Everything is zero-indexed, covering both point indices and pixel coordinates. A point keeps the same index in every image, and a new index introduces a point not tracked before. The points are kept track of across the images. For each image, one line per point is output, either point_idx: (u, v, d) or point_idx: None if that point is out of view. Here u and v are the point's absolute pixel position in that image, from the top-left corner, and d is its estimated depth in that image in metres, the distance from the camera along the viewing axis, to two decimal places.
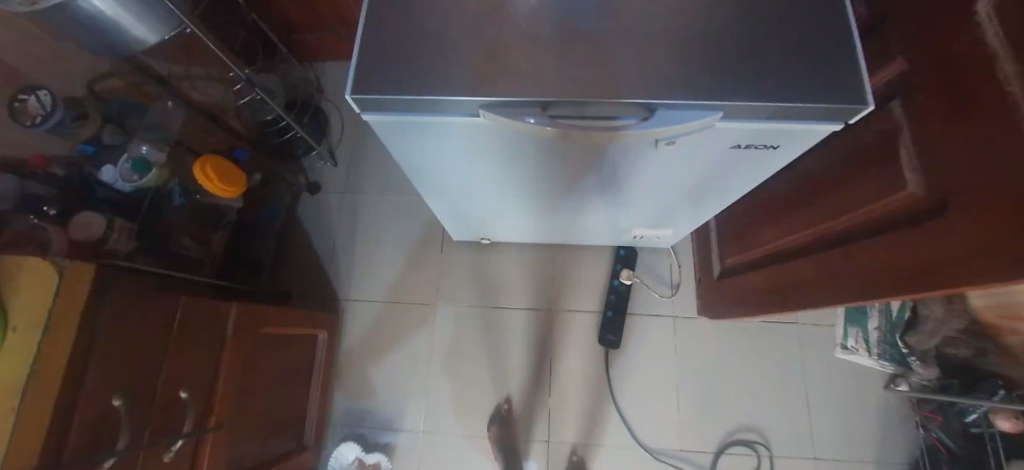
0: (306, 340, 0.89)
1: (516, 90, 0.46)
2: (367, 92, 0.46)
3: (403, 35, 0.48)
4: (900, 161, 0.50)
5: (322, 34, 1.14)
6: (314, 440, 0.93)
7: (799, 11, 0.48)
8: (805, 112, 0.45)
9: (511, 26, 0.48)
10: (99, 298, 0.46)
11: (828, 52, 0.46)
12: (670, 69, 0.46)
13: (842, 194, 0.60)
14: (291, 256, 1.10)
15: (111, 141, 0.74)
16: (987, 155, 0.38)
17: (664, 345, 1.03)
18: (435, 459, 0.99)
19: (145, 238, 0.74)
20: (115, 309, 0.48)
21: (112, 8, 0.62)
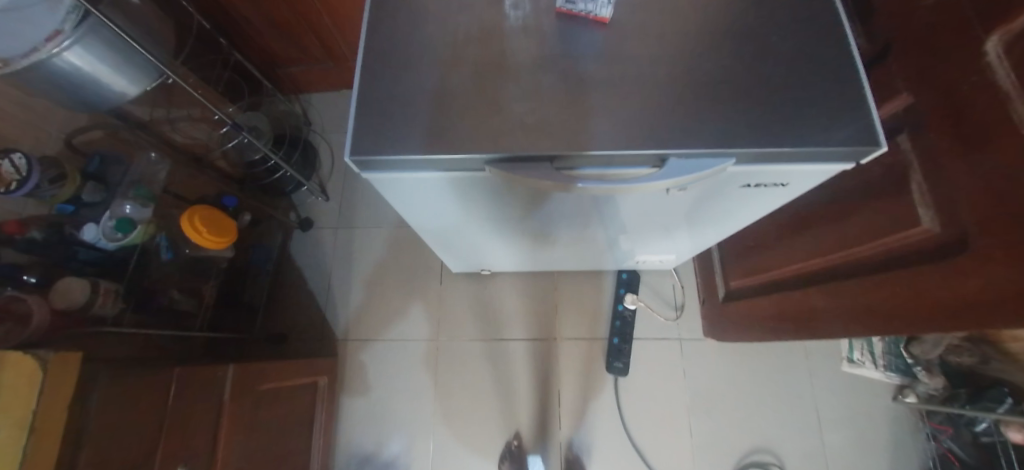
0: (306, 388, 0.85)
1: (522, 146, 0.44)
2: (366, 154, 0.44)
3: (401, 91, 0.47)
4: (910, 195, 0.50)
5: (309, 66, 1.12)
6: None
7: (803, 51, 0.48)
8: (817, 157, 0.45)
9: (512, 78, 0.47)
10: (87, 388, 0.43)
11: (837, 94, 0.45)
12: (679, 117, 0.45)
13: (848, 226, 0.59)
14: (285, 298, 1.06)
15: (93, 198, 0.69)
16: (999, 200, 0.38)
17: (671, 369, 1.02)
18: None
19: (133, 300, 0.70)
20: (104, 392, 0.46)
21: (89, 64, 0.59)
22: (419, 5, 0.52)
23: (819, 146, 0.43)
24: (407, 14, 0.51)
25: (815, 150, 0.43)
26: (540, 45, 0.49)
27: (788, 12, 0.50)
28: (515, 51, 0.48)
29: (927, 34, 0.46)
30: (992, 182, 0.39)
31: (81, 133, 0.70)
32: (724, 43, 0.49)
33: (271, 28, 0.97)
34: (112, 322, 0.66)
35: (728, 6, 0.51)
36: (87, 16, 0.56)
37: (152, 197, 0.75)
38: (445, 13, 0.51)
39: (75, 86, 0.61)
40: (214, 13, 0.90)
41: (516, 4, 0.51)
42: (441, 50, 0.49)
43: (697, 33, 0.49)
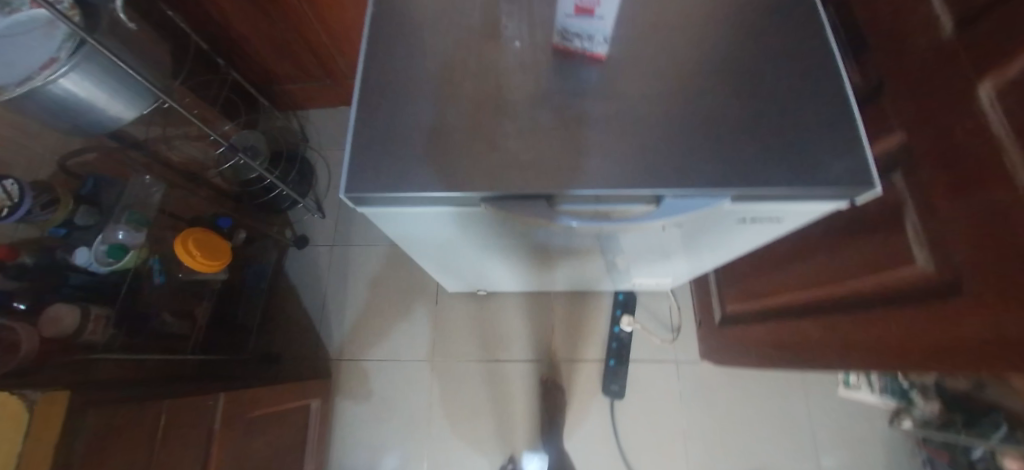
0: (298, 411, 0.84)
1: (518, 184, 0.44)
2: (362, 191, 0.44)
3: (397, 127, 0.47)
4: (905, 234, 0.50)
5: (307, 84, 1.12)
6: None
7: (797, 90, 0.48)
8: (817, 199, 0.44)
9: (508, 115, 0.47)
10: (75, 428, 0.42)
11: (833, 136, 0.46)
12: (675, 157, 0.45)
13: (844, 260, 0.59)
14: (280, 317, 1.05)
15: (85, 222, 0.68)
16: (995, 245, 0.38)
17: (667, 392, 1.01)
18: None
19: (124, 325, 0.69)
20: (94, 429, 0.44)
21: (86, 89, 0.59)
22: (416, 39, 0.52)
23: (814, 188, 0.43)
24: (405, 49, 0.51)
25: (810, 190, 0.43)
26: (537, 81, 0.49)
27: (781, 51, 0.51)
28: (512, 87, 0.48)
29: (917, 75, 0.47)
30: (986, 227, 0.39)
31: (75, 157, 0.70)
32: (718, 82, 0.49)
33: (269, 47, 0.97)
34: (103, 348, 0.65)
35: (723, 44, 0.51)
36: (82, 44, 0.57)
37: (147, 222, 0.74)
38: (442, 48, 0.51)
39: (70, 111, 0.61)
40: (212, 32, 0.90)
41: (512, 40, 0.51)
42: (438, 85, 0.49)
43: (691, 71, 0.50)
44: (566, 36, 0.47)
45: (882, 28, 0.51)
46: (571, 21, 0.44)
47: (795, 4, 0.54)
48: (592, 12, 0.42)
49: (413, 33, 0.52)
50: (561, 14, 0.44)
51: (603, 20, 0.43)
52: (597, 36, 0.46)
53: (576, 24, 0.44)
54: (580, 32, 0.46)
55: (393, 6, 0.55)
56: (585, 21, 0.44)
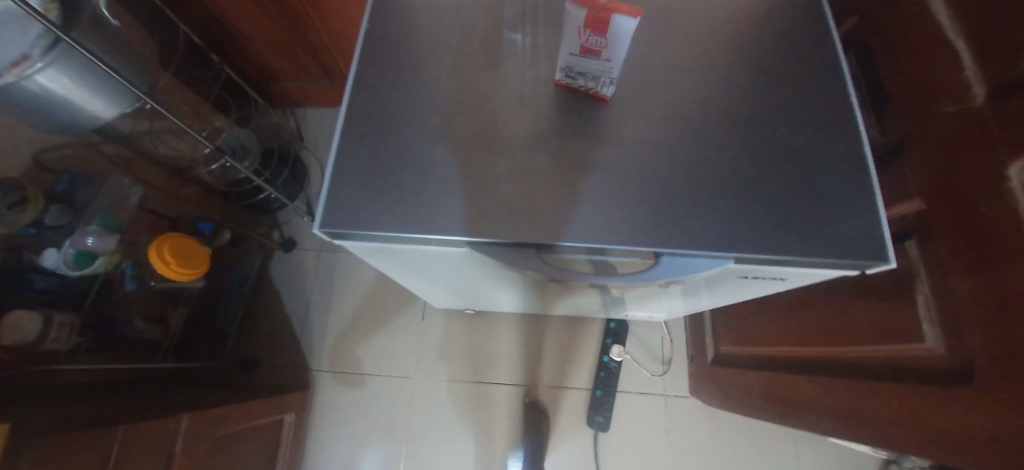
0: (270, 426, 0.81)
1: (506, 231, 0.41)
2: (338, 227, 0.40)
3: (382, 159, 0.43)
4: (915, 307, 0.47)
5: (306, 83, 1.09)
6: None
7: (809, 149, 0.46)
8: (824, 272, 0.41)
9: (502, 153, 0.44)
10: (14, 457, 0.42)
11: (845, 202, 0.43)
12: (675, 213, 0.42)
13: (851, 321, 0.56)
14: (260, 321, 1.02)
15: (57, 222, 0.64)
16: (1011, 341, 0.35)
17: (653, 427, 0.98)
18: None
19: (90, 332, 0.68)
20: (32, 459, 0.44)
21: (60, 85, 0.55)
22: (411, 62, 0.49)
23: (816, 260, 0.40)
24: (398, 72, 0.48)
25: (815, 261, 0.41)
26: (535, 119, 0.46)
27: (795, 104, 0.48)
28: (508, 123, 0.45)
29: (939, 141, 0.44)
30: (1002, 319, 0.36)
31: (53, 151, 0.65)
32: (725, 134, 0.46)
33: (267, 45, 0.94)
34: (65, 357, 0.63)
35: (734, 91, 0.49)
36: (59, 42, 0.52)
37: (119, 228, 0.71)
38: (438, 75, 0.48)
39: (46, 107, 0.58)
40: (208, 26, 0.87)
41: (512, 72, 0.48)
42: (430, 115, 0.46)
43: (698, 119, 0.47)
44: (570, 74, 0.44)
45: (905, 85, 0.48)
46: (575, 60, 0.42)
47: (815, 51, 0.51)
48: (599, 54, 0.39)
49: (408, 55, 0.49)
50: (566, 52, 0.42)
51: (610, 62, 0.40)
52: (603, 78, 0.43)
53: (581, 64, 0.42)
54: (584, 72, 0.43)
55: (389, 22, 0.51)
56: (591, 62, 0.41)
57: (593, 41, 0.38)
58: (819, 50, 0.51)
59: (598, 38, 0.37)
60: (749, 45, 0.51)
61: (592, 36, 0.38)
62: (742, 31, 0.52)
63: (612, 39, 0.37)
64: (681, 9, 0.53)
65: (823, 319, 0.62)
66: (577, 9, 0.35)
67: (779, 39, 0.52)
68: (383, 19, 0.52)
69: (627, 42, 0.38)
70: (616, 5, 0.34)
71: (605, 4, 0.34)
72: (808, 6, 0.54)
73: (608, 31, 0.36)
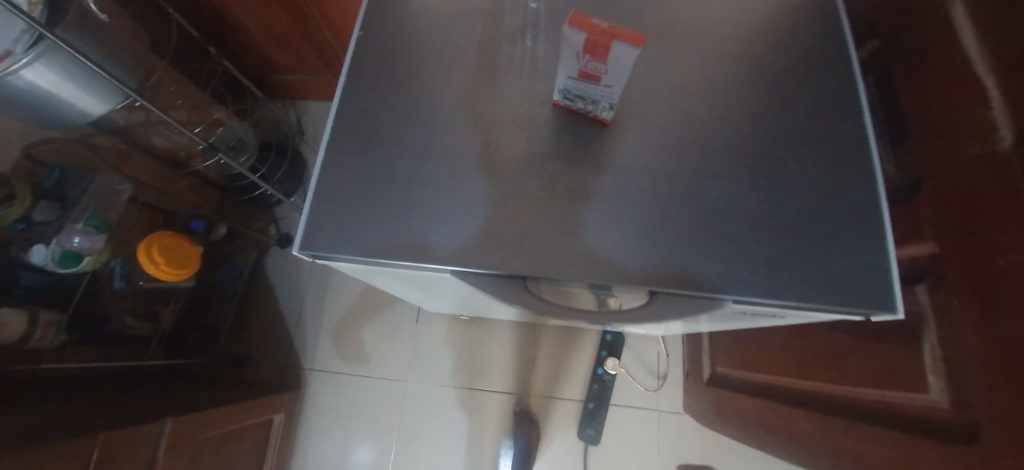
0: (258, 426, 0.82)
1: (492, 262, 0.39)
2: (318, 251, 0.39)
3: (366, 180, 0.42)
4: (922, 355, 0.44)
5: (307, 76, 1.07)
6: None
7: (817, 185, 0.43)
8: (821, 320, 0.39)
9: (493, 177, 0.42)
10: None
11: (853, 246, 0.40)
12: (671, 250, 0.40)
13: (855, 360, 0.54)
14: (253, 318, 1.03)
15: (46, 218, 0.63)
16: (1013, 408, 0.33)
17: (644, 443, 0.97)
18: None
19: (76, 331, 0.68)
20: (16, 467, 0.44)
21: (48, 79, 0.53)
22: (402, 75, 0.47)
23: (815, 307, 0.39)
24: (388, 85, 0.46)
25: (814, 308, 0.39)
26: (529, 142, 0.44)
27: (806, 134, 0.45)
28: (501, 146, 0.43)
29: (957, 184, 0.41)
30: (1004, 384, 0.34)
31: (43, 144, 0.64)
32: (730, 166, 0.44)
33: (267, 37, 0.91)
34: (50, 356, 0.63)
35: (742, 119, 0.46)
36: (43, 38, 0.50)
37: (108, 227, 0.69)
38: (430, 90, 0.46)
39: (35, 104, 0.56)
40: (205, 17, 0.85)
41: (509, 89, 0.46)
42: (420, 134, 0.44)
43: (702, 148, 0.45)
44: (568, 96, 0.42)
45: (928, 119, 0.45)
46: (574, 83, 0.39)
47: (831, 76, 0.48)
48: (598, 79, 0.37)
49: (400, 66, 0.47)
50: (563, 74, 0.39)
51: (610, 88, 0.38)
52: (602, 102, 0.41)
53: (579, 87, 0.39)
54: (583, 95, 0.40)
55: (382, 29, 0.49)
56: (590, 87, 0.38)
57: (592, 67, 0.36)
58: (837, 76, 0.48)
59: (597, 63, 0.35)
60: (762, 67, 0.48)
61: (592, 62, 0.35)
62: (755, 52, 0.49)
63: (613, 66, 0.35)
64: (693, 24, 0.50)
65: (825, 355, 0.60)
66: (576, 34, 0.32)
67: (795, 62, 0.49)
68: (375, 24, 0.49)
69: (628, 71, 0.36)
70: (618, 30, 0.32)
71: (606, 29, 0.32)
72: (829, 25, 0.50)
73: (608, 57, 0.34)
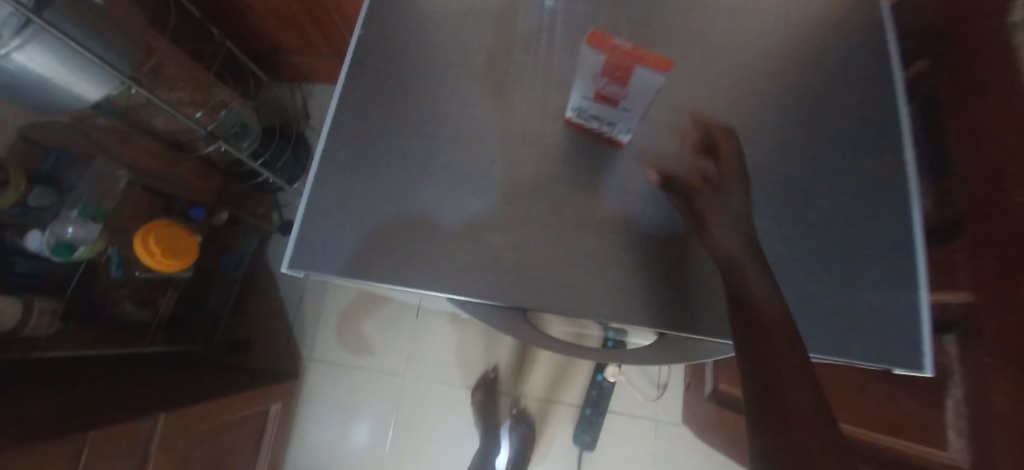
0: (256, 416, 0.83)
1: (489, 291, 0.37)
2: (307, 268, 0.37)
3: (363, 194, 0.39)
4: (943, 409, 0.42)
5: (313, 58, 1.03)
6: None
7: (839, 225, 0.40)
8: (788, 320, 0.31)
9: (499, 201, 0.40)
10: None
11: (873, 297, 0.38)
12: (683, 290, 0.38)
13: (871, 403, 0.52)
14: (254, 304, 1.05)
15: (40, 204, 0.63)
16: None
17: (639, 452, 0.96)
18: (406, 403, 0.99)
19: (73, 318, 0.68)
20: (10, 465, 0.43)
21: (41, 63, 0.51)
22: (406, 79, 0.43)
23: (767, 301, 0.32)
24: (390, 89, 0.43)
25: (763, 302, 0.32)
26: (538, 163, 0.41)
27: (836, 167, 0.42)
28: (507, 165, 0.41)
29: (998, 236, 0.37)
30: None
31: (40, 126, 0.62)
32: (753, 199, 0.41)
33: (272, 17, 0.87)
34: (46, 344, 0.64)
35: (772, 147, 0.42)
36: (31, 23, 0.46)
37: (103, 216, 0.68)
38: (436, 100, 0.43)
39: (28, 88, 0.54)
40: None
41: (519, 103, 0.42)
42: (423, 149, 0.41)
43: None
44: (583, 115, 0.38)
45: (974, 157, 0.41)
46: (590, 104, 0.36)
47: (873, 102, 0.43)
48: (616, 102, 0.34)
49: (405, 69, 0.43)
50: (578, 93, 0.36)
51: (629, 113, 0.35)
52: (617, 124, 0.37)
53: (594, 108, 0.36)
54: (599, 116, 0.37)
55: (386, 22, 0.44)
56: (606, 109, 0.35)
57: (609, 90, 0.32)
58: (881, 103, 0.43)
59: (616, 87, 0.31)
60: (798, 89, 0.44)
61: (610, 85, 0.32)
62: (792, 70, 0.45)
63: (633, 91, 0.31)
64: (726, 35, 0.45)
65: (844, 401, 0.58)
66: (595, 54, 0.29)
67: (833, 85, 0.44)
68: (379, 16, 0.45)
69: (649, 96, 0.32)
70: (642, 53, 0.28)
71: (629, 50, 0.28)
72: (876, 44, 0.45)
73: (629, 81, 0.30)
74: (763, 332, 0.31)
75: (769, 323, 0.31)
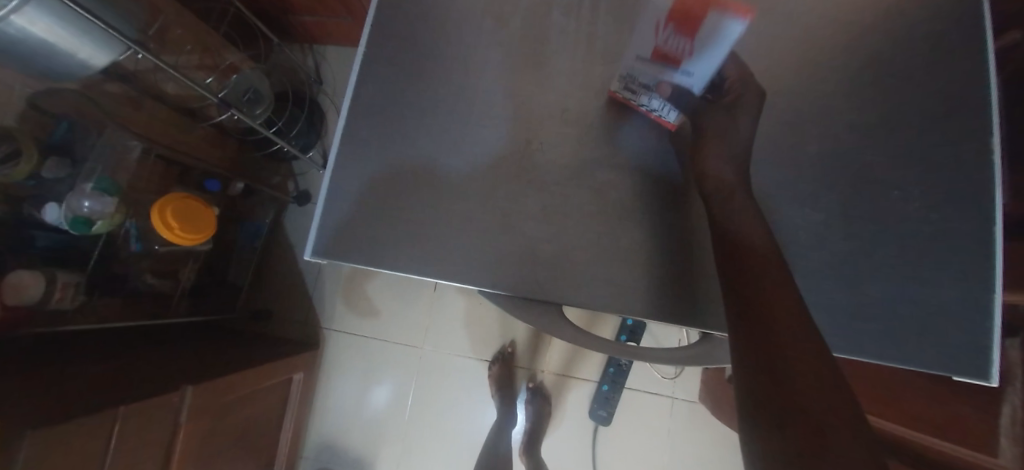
0: (279, 386, 0.85)
1: (519, 283, 0.36)
2: (332, 255, 0.36)
3: (386, 176, 0.37)
4: (1002, 414, 0.40)
5: (325, 19, 0.96)
6: (288, 455, 0.93)
7: (913, 220, 0.37)
8: (774, 250, 0.30)
9: (534, 187, 0.37)
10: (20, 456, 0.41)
11: (941, 300, 0.35)
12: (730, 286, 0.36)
13: (916, 400, 0.50)
14: (274, 274, 1.06)
15: (54, 176, 0.61)
16: None
17: (656, 428, 0.98)
18: (422, 374, 1.01)
19: (97, 290, 0.69)
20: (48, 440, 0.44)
21: (42, 26, 0.48)
22: (432, 49, 0.39)
23: (753, 246, 0.30)
24: (417, 60, 0.39)
25: (752, 238, 0.30)
26: (577, 145, 0.38)
27: (915, 154, 0.38)
28: (544, 148, 0.38)
29: None
30: None
31: (48, 95, 0.60)
32: (814, 190, 0.37)
33: None
34: (71, 316, 0.66)
35: (841, 131, 0.38)
36: None
37: (118, 190, 0.66)
38: (468, 73, 0.39)
39: (32, 54, 0.51)
40: None
41: (559, 77, 0.38)
42: (452, 127, 0.38)
43: (784, 165, 0.38)
44: (630, 84, 0.35)
45: None
46: (643, 65, 0.31)
47: (964, 80, 0.38)
48: (677, 63, 0.29)
49: (433, 35, 0.39)
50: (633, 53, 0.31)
51: (688, 78, 0.30)
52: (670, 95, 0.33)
53: (647, 71, 0.32)
54: (648, 83, 0.33)
55: None
56: (662, 72, 0.31)
57: (672, 45, 0.27)
58: (973, 80, 0.38)
59: (680, 42, 0.27)
60: (881, 63, 0.39)
61: (674, 38, 0.27)
62: (877, 39, 0.39)
63: (699, 48, 0.27)
64: None
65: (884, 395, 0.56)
66: None
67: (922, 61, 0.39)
68: None
69: (720, 57, 0.27)
70: None
71: None
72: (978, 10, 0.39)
73: (698, 34, 0.25)
74: (749, 287, 0.28)
75: (755, 254, 0.30)
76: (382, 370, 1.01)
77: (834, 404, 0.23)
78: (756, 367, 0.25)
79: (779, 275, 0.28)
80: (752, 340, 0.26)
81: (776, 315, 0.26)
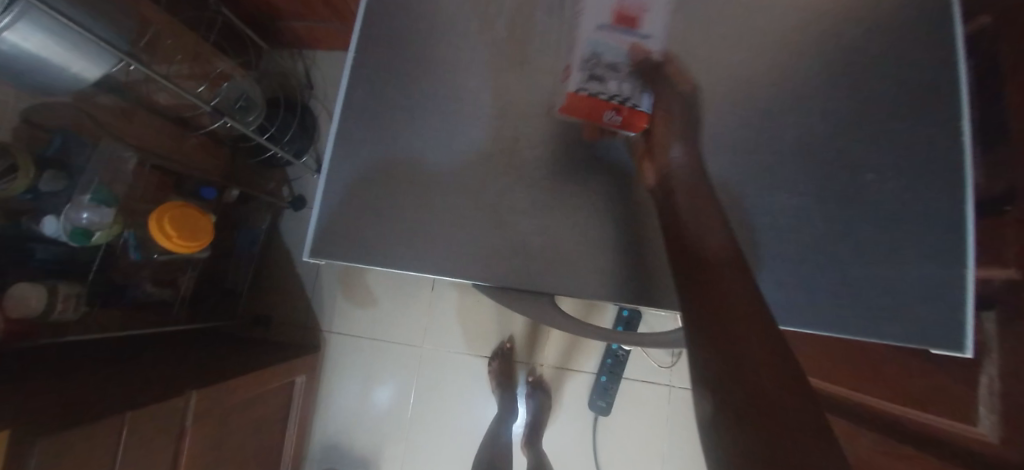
0: (281, 389, 0.86)
1: (510, 276, 0.37)
2: (328, 254, 0.37)
3: (378, 178, 0.38)
4: (977, 384, 0.41)
5: (314, 25, 0.97)
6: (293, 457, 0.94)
7: (886, 201, 0.38)
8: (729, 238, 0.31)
9: (521, 182, 0.38)
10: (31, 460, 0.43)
11: (913, 276, 0.37)
12: None
13: (899, 376, 0.52)
14: (272, 279, 1.07)
15: (50, 189, 0.62)
16: None
17: (654, 416, 0.99)
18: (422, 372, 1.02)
19: (98, 301, 0.70)
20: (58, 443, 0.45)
21: (34, 42, 0.48)
22: (418, 51, 0.40)
23: (708, 234, 0.30)
24: (404, 63, 0.40)
25: (710, 224, 0.31)
26: (562, 140, 0.39)
27: (886, 138, 0.39)
28: (530, 144, 0.39)
29: None
30: None
31: (44, 108, 0.61)
32: (790, 176, 0.39)
33: None
34: (72, 326, 0.67)
35: (815, 118, 0.39)
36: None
37: (115, 200, 0.67)
38: (454, 74, 0.40)
39: (25, 69, 0.52)
40: None
41: (542, 74, 0.39)
42: (440, 127, 0.39)
43: (761, 153, 0.39)
44: (592, 66, 0.36)
45: None
46: (605, 34, 0.37)
47: (932, 65, 0.39)
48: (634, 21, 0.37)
49: (418, 37, 0.40)
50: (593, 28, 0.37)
51: (645, 39, 0.37)
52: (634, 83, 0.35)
53: (608, 43, 0.37)
54: (611, 61, 0.36)
55: None
56: (623, 37, 0.37)
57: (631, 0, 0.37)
58: (940, 64, 0.39)
59: None
60: (852, 52, 0.40)
61: None
62: (847, 30, 0.40)
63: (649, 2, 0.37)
64: None
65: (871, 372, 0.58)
66: None
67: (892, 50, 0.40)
68: None
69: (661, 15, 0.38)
70: None
71: None
72: None
73: None
74: (705, 265, 0.29)
75: (700, 238, 0.30)
76: (382, 369, 1.03)
77: (780, 369, 0.23)
78: (704, 332, 0.26)
79: (720, 251, 0.29)
80: (701, 327, 0.26)
81: (722, 288, 0.27)
